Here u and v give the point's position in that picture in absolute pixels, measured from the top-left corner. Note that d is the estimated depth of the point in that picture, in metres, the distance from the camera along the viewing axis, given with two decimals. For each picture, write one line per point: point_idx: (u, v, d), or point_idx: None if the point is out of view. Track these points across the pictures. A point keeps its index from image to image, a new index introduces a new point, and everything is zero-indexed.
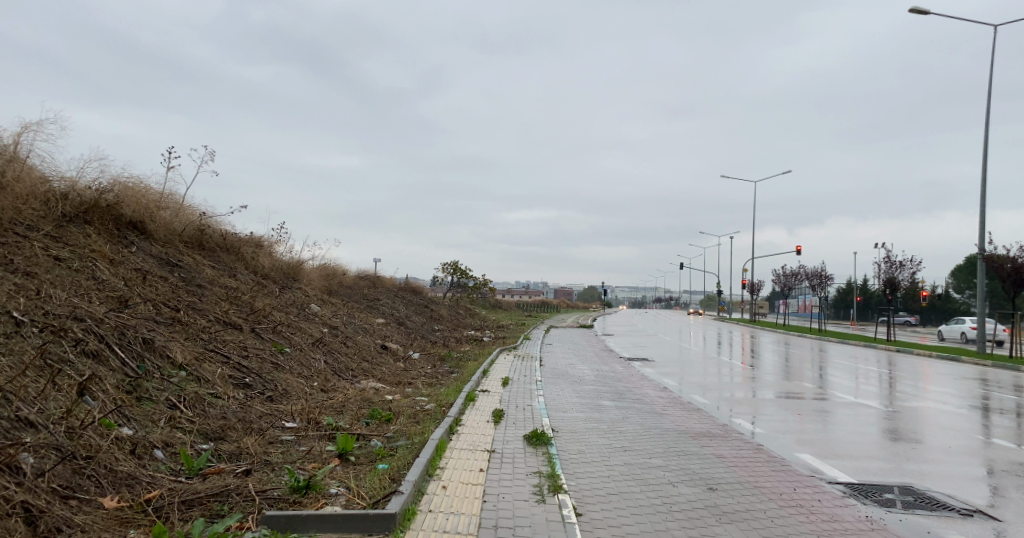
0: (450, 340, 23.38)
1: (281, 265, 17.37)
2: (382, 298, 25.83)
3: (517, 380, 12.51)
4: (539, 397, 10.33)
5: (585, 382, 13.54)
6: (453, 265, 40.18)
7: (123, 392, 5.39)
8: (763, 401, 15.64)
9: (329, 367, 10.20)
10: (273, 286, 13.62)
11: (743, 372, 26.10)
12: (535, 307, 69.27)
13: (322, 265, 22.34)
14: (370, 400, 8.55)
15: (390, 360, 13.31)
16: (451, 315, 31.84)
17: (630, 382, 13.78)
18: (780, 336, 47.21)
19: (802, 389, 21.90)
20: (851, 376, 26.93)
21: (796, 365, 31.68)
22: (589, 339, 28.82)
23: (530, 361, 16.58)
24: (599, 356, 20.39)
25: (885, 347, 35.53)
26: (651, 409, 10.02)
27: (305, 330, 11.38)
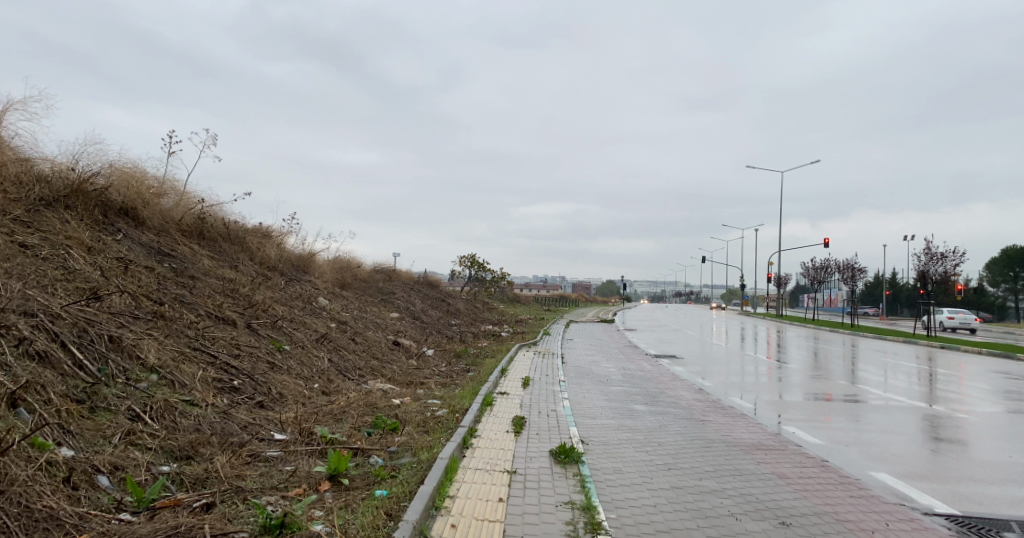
0: (468, 335, 22.49)
1: (291, 256, 16.57)
2: (397, 292, 25.01)
3: (539, 379, 11.50)
4: (564, 400, 9.33)
5: (613, 382, 12.51)
6: (471, 258, 39.32)
7: (72, 402, 4.51)
8: (805, 401, 14.46)
9: (333, 366, 9.29)
10: (278, 278, 12.77)
11: (774, 370, 24.74)
12: (554, 301, 68.29)
13: (335, 258, 21.56)
14: (375, 404, 7.64)
15: (403, 358, 12.39)
16: (469, 309, 30.98)
17: (661, 382, 12.72)
18: (810, 331, 45.58)
19: (840, 389, 20.53)
20: (892, 374, 25.48)
21: (828, 362, 30.17)
22: (611, 334, 27.74)
23: (552, 358, 15.58)
24: (624, 353, 19.29)
25: (922, 342, 33.80)
26: (690, 415, 8.97)
27: (309, 325, 10.48)
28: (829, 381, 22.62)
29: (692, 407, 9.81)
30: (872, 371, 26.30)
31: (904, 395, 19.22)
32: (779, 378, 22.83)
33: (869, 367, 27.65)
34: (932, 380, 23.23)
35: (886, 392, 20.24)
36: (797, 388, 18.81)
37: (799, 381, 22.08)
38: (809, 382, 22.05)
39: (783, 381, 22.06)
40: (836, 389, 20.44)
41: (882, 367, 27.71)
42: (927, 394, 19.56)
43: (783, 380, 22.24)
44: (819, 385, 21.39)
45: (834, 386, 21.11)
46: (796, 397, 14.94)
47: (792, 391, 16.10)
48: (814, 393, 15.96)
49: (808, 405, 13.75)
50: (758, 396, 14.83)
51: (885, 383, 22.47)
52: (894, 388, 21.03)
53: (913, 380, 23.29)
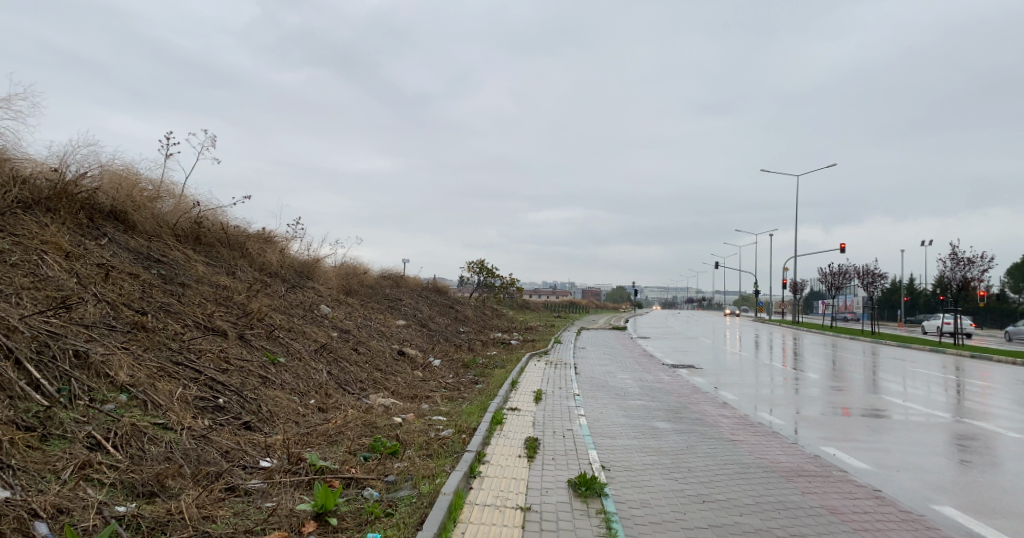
0: (476, 343, 21.84)
1: (293, 263, 16.03)
2: (404, 298, 24.40)
3: (552, 393, 10.83)
4: (581, 417, 8.68)
5: (631, 395, 11.82)
6: (479, 264, 38.66)
7: (17, 431, 3.91)
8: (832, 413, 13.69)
9: (332, 380, 8.67)
10: (277, 284, 12.19)
11: (793, 380, 23.83)
12: (564, 307, 67.52)
13: (341, 264, 21.02)
14: (376, 423, 7.01)
15: (407, 369, 11.74)
16: (477, 316, 30.32)
17: (682, 396, 12.03)
18: (827, 338, 44.47)
19: (864, 399, 19.64)
20: (917, 383, 24.53)
21: (848, 370, 29.19)
22: (624, 343, 26.96)
23: (565, 368, 14.90)
24: (639, 363, 18.52)
25: (945, 350, 32.69)
26: (718, 434, 8.30)
27: (307, 335, 9.87)
28: (851, 391, 21.73)
29: (719, 425, 9.10)
30: (895, 380, 25.31)
31: (933, 406, 18.32)
32: (799, 388, 21.96)
33: (892, 376, 26.67)
34: (961, 390, 22.26)
35: (914, 402, 19.33)
36: (819, 399, 17.96)
37: (820, 391, 21.20)
38: (831, 392, 21.16)
39: (803, 391, 21.19)
40: (860, 399, 19.55)
41: (905, 376, 26.72)
42: (956, 405, 18.64)
43: (803, 390, 21.36)
44: (842, 395, 20.49)
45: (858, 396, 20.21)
46: (822, 409, 14.15)
47: (816, 403, 15.29)
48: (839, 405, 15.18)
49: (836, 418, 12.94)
50: (781, 408, 14.04)
51: (911, 393, 21.54)
52: (921, 398, 20.15)
53: (940, 389, 22.37)
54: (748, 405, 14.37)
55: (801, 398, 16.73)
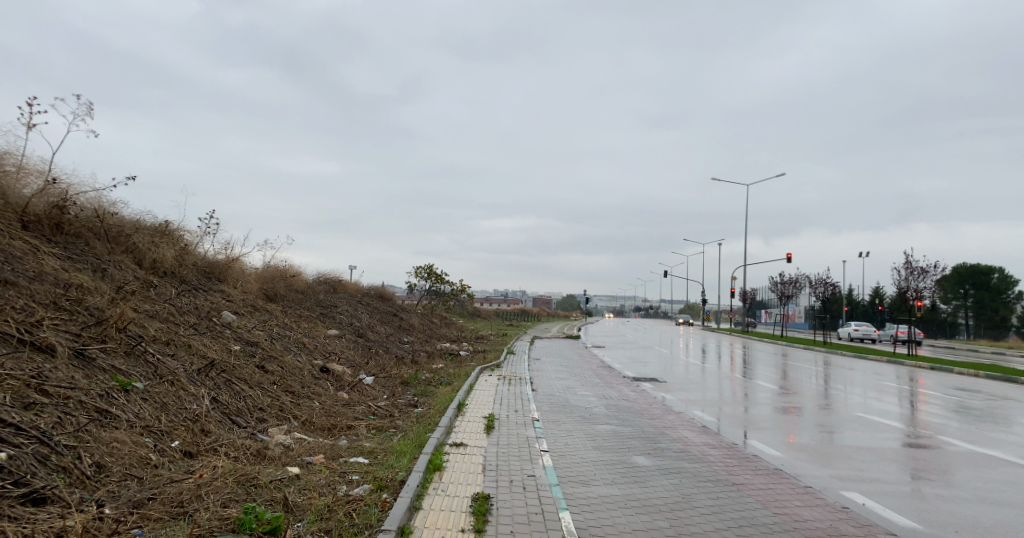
0: (419, 355, 19.72)
1: (198, 264, 13.65)
2: (340, 305, 22.06)
3: (506, 418, 8.92)
4: (543, 455, 6.83)
5: (598, 419, 10.06)
6: (427, 269, 36.56)
7: None
8: (813, 430, 12.29)
9: (216, 410, 6.53)
10: (167, 287, 9.85)
11: (757, 390, 22.65)
12: (516, 315, 65.83)
13: (265, 268, 18.60)
14: (261, 477, 4.94)
15: (328, 390, 9.60)
16: (424, 325, 28.20)
17: (654, 418, 10.37)
18: (777, 347, 44.20)
19: (833, 411, 18.40)
20: (877, 393, 23.78)
21: (805, 379, 28.38)
22: (581, 353, 25.35)
23: (520, 386, 13.01)
24: (599, 377, 16.82)
25: (899, 361, 32.30)
26: (714, 475, 6.63)
27: (193, 351, 7.66)
28: (817, 402, 20.58)
29: (711, 460, 7.43)
30: (858, 391, 24.41)
31: (906, 418, 17.16)
32: (764, 398, 20.69)
33: (849, 386, 25.94)
34: (923, 400, 21.42)
35: (885, 413, 18.15)
36: (791, 415, 16.57)
37: (786, 402, 19.95)
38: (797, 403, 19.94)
39: (768, 401, 19.91)
40: (828, 411, 18.30)
41: (862, 385, 26.06)
42: (927, 416, 17.54)
43: (768, 400, 20.12)
44: (811, 406, 19.24)
45: (826, 408, 19.02)
46: (805, 427, 12.63)
47: (796, 420, 13.80)
48: (815, 421, 13.87)
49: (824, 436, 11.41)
50: (761, 425, 12.48)
51: (876, 404, 20.55)
52: (885, 409, 19.22)
53: (901, 400, 21.61)
54: (721, 420, 12.84)
55: (776, 414, 15.30)
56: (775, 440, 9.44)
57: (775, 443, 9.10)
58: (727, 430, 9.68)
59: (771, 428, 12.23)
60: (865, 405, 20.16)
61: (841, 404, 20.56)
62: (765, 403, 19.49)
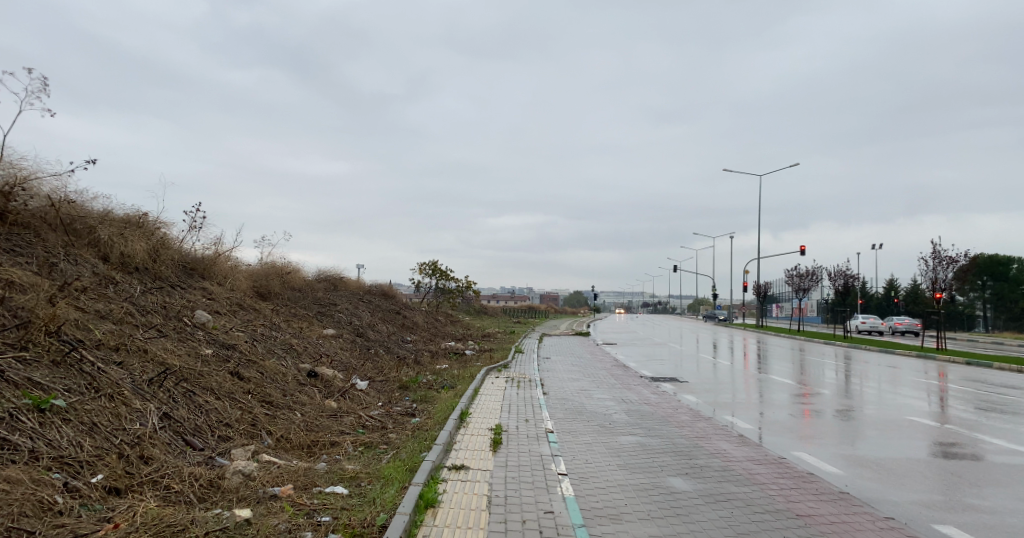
0: (423, 356, 18.58)
1: (178, 259, 12.55)
2: (339, 303, 20.94)
3: (516, 430, 7.74)
4: (561, 481, 5.64)
5: (621, 428, 8.88)
6: (431, 265, 35.41)
7: None
8: (857, 433, 11.06)
9: (165, 430, 5.36)
10: (132, 284, 8.73)
11: (781, 387, 21.37)
12: (524, 312, 64.63)
13: (256, 266, 17.54)
14: (200, 528, 3.77)
15: (314, 399, 8.44)
16: (428, 323, 27.05)
17: (684, 427, 9.19)
18: (794, 342, 42.78)
19: (867, 409, 17.11)
20: (906, 388, 22.44)
21: (829, 374, 27.03)
22: (592, 351, 24.12)
23: (530, 390, 11.82)
24: (614, 377, 15.62)
25: (926, 354, 30.84)
26: (772, 506, 5.44)
27: (147, 357, 6.50)
28: (847, 399, 19.30)
29: (763, 483, 6.23)
30: (888, 386, 23.05)
31: (949, 416, 15.84)
32: (791, 395, 19.41)
33: (875, 381, 24.61)
34: (959, 396, 20.09)
35: (924, 411, 16.85)
36: (825, 415, 15.28)
37: (814, 399, 18.69)
38: (827, 401, 18.65)
39: (796, 399, 18.61)
40: (860, 410, 17.00)
41: (889, 380, 24.73)
42: (969, 414, 16.26)
43: (796, 398, 18.85)
44: (842, 404, 17.97)
45: (859, 405, 17.70)
46: (848, 431, 11.38)
47: (835, 423, 12.55)
48: (854, 424, 12.61)
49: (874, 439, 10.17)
50: (799, 429, 11.25)
51: (911, 400, 19.24)
52: (919, 406, 17.92)
53: (935, 396, 20.27)
54: (752, 423, 11.61)
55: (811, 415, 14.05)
56: (826, 452, 8.21)
57: (826, 456, 7.88)
58: (769, 442, 8.47)
59: (811, 433, 10.99)
60: (898, 402, 18.85)
61: (872, 401, 19.25)
62: (792, 401, 18.22)
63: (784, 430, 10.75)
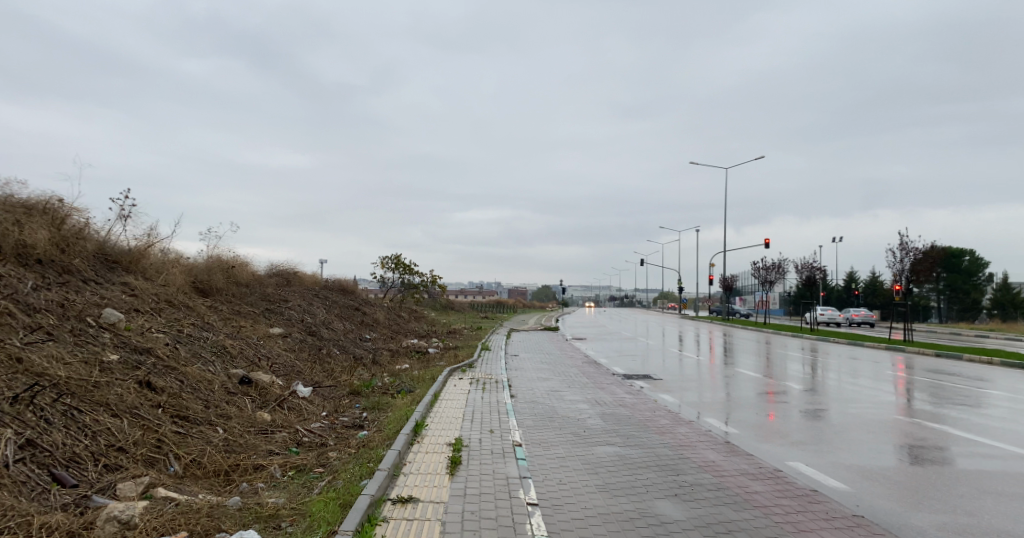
0: (382, 355, 17.39)
1: (96, 251, 11.12)
2: (291, 300, 19.57)
3: (476, 445, 6.73)
4: (528, 514, 4.65)
5: (597, 436, 7.97)
6: (394, 259, 34.09)
7: None
8: (842, 431, 10.40)
9: (23, 464, 4.16)
10: (22, 278, 7.36)
11: (753, 381, 20.85)
12: (491, 307, 63.66)
13: (196, 261, 16.10)
14: None
15: (243, 412, 7.25)
16: (390, 320, 25.79)
17: (665, 433, 8.35)
18: (761, 335, 42.80)
19: (841, 403, 16.63)
20: (876, 381, 22.20)
21: (797, 367, 26.79)
22: (561, 348, 23.25)
23: (495, 392, 10.81)
24: (585, 376, 14.74)
25: (892, 346, 30.86)
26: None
27: (18, 367, 5.23)
28: (819, 392, 18.84)
29: (764, 507, 5.34)
30: (857, 378, 22.83)
31: (924, 409, 15.44)
32: (764, 390, 18.87)
33: (845, 374, 24.34)
34: (930, 388, 19.84)
35: (898, 404, 16.43)
36: (801, 411, 14.67)
37: (787, 393, 18.20)
38: (800, 394, 18.16)
39: (770, 393, 18.07)
40: (836, 404, 16.49)
41: (857, 373, 24.51)
42: (945, 407, 15.88)
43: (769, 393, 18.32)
44: (816, 398, 17.47)
45: (832, 399, 17.23)
46: (833, 430, 10.68)
47: (816, 421, 11.88)
48: (836, 421, 11.95)
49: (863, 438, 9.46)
50: (783, 428, 10.51)
51: (882, 392, 18.91)
52: (892, 399, 17.53)
53: (907, 389, 19.97)
54: (731, 421, 10.85)
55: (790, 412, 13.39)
56: (822, 459, 7.42)
57: (823, 465, 7.07)
58: (759, 450, 7.63)
59: (796, 433, 10.26)
60: (871, 395, 18.44)
61: (845, 394, 18.81)
62: (765, 396, 17.66)
63: (768, 430, 9.98)
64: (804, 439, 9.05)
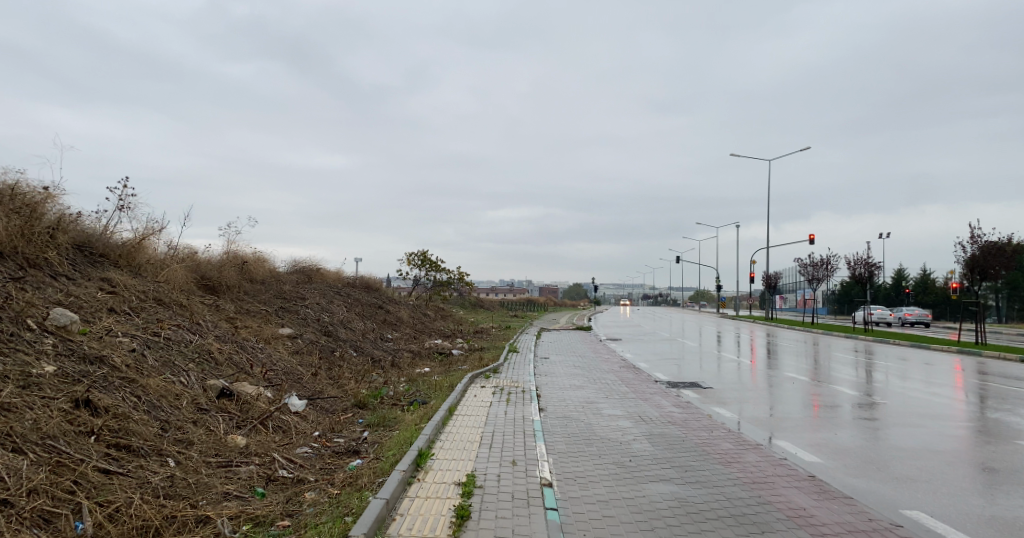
0: (402, 358, 16.06)
1: (76, 243, 10.01)
2: (309, 297, 18.44)
3: (491, 484, 5.26)
4: None
5: (645, 468, 6.43)
6: (421, 255, 32.91)
7: None
8: (938, 449, 8.62)
9: None
10: None
11: (808, 385, 18.81)
12: (523, 306, 62.22)
13: (203, 256, 15.01)
14: None
15: (210, 436, 5.91)
16: (415, 318, 24.55)
17: (730, 463, 6.75)
18: (809, 335, 40.32)
19: (916, 411, 14.59)
20: (945, 385, 19.99)
21: (853, 369, 24.52)
22: (595, 350, 21.66)
23: (521, 405, 9.31)
24: (624, 383, 13.15)
25: (956, 348, 28.30)
26: None
27: None
28: (884, 398, 16.84)
29: None
30: (923, 382, 20.57)
31: (1014, 420, 13.39)
32: (821, 396, 16.89)
33: (907, 377, 22.10)
34: (1011, 395, 17.61)
35: (981, 414, 14.38)
36: (871, 421, 12.80)
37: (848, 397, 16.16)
38: (864, 400, 16.15)
39: (830, 399, 16.05)
40: (907, 412, 14.53)
41: (921, 376, 22.25)
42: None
43: (828, 397, 16.35)
44: (885, 405, 15.41)
45: (901, 406, 15.24)
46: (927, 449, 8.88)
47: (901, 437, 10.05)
48: (921, 436, 10.12)
49: (973, 458, 7.69)
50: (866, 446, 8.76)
51: (957, 399, 16.78)
52: (969, 407, 15.45)
53: (985, 395, 17.76)
54: (798, 437, 9.17)
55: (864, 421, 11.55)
56: (940, 501, 5.73)
57: (948, 514, 5.38)
58: (858, 490, 5.93)
59: (880, 451, 8.53)
60: (945, 402, 16.35)
61: (914, 400, 16.78)
62: (822, 403, 15.79)
63: (850, 448, 8.24)
64: (901, 463, 7.30)
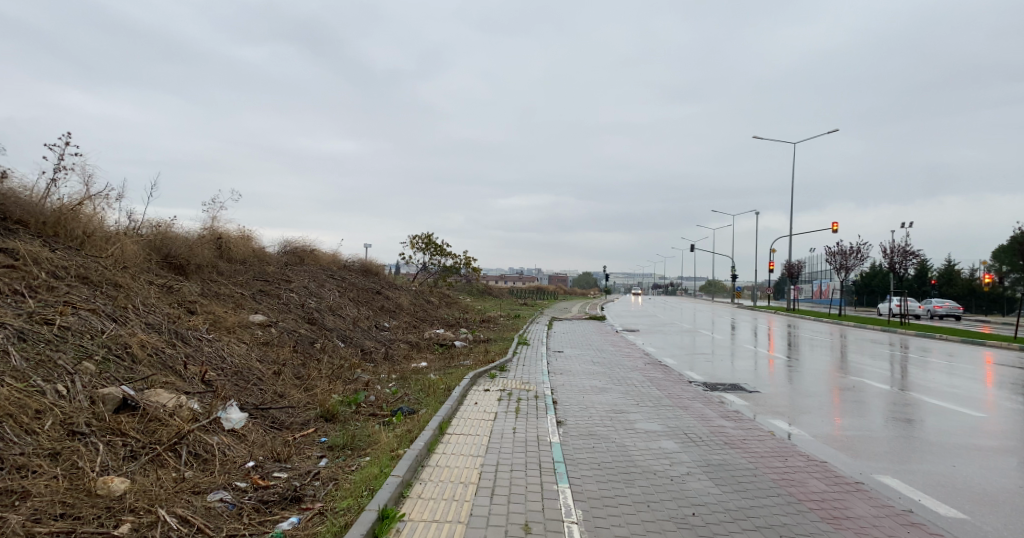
0: (396, 349, 14.09)
1: None
2: (295, 280, 16.46)
3: None
4: None
5: (715, 528, 4.38)
6: (425, 238, 30.93)
7: None
8: None
9: None
10: None
11: (848, 380, 16.75)
12: (533, 294, 60.28)
13: (167, 232, 13.02)
14: None
15: (68, 479, 3.90)
16: (416, 305, 22.61)
17: (834, 516, 4.73)
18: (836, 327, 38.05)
19: (988, 408, 12.45)
20: (1002, 380, 17.79)
21: (889, 363, 22.39)
22: (611, 342, 19.63)
23: (533, 419, 7.25)
24: (652, 384, 11.12)
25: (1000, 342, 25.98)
26: None
27: None
28: (939, 394, 14.73)
29: None
30: (977, 375, 18.34)
31: None
32: (871, 391, 14.71)
33: (954, 369, 19.91)
34: None
35: None
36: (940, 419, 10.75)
37: (901, 394, 14.05)
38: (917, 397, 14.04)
39: (884, 394, 13.88)
40: (974, 409, 12.40)
41: (969, 369, 20.05)
42: None
43: (878, 393, 14.19)
44: (944, 402, 13.33)
45: (964, 403, 13.12)
46: None
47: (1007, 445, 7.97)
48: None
49: None
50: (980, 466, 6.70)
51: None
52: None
53: None
54: (889, 453, 7.08)
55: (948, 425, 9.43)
56: None
57: None
58: None
59: (1004, 471, 6.44)
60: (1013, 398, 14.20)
61: (975, 394, 14.64)
62: (869, 397, 13.73)
63: (971, 477, 6.15)
64: None
